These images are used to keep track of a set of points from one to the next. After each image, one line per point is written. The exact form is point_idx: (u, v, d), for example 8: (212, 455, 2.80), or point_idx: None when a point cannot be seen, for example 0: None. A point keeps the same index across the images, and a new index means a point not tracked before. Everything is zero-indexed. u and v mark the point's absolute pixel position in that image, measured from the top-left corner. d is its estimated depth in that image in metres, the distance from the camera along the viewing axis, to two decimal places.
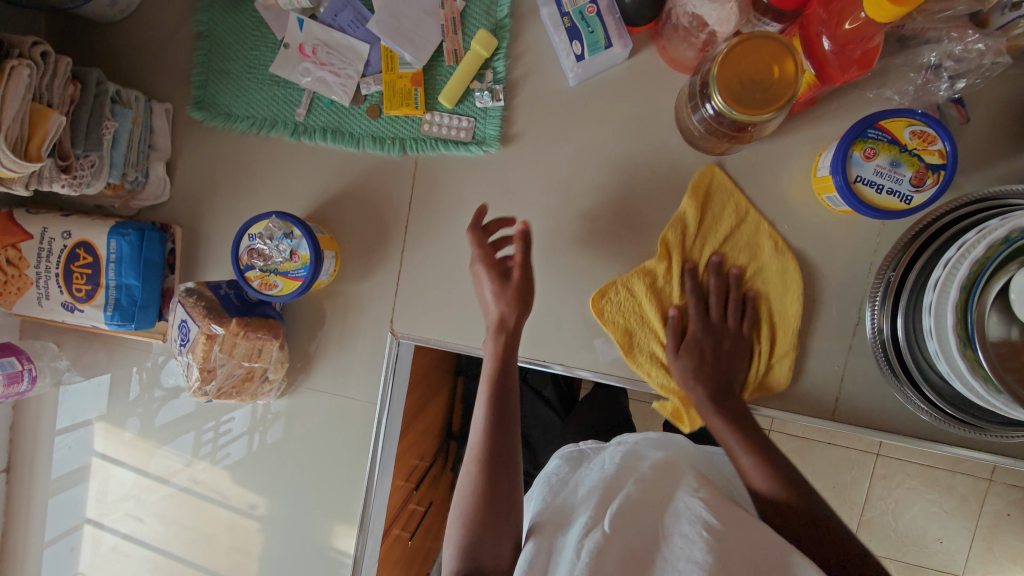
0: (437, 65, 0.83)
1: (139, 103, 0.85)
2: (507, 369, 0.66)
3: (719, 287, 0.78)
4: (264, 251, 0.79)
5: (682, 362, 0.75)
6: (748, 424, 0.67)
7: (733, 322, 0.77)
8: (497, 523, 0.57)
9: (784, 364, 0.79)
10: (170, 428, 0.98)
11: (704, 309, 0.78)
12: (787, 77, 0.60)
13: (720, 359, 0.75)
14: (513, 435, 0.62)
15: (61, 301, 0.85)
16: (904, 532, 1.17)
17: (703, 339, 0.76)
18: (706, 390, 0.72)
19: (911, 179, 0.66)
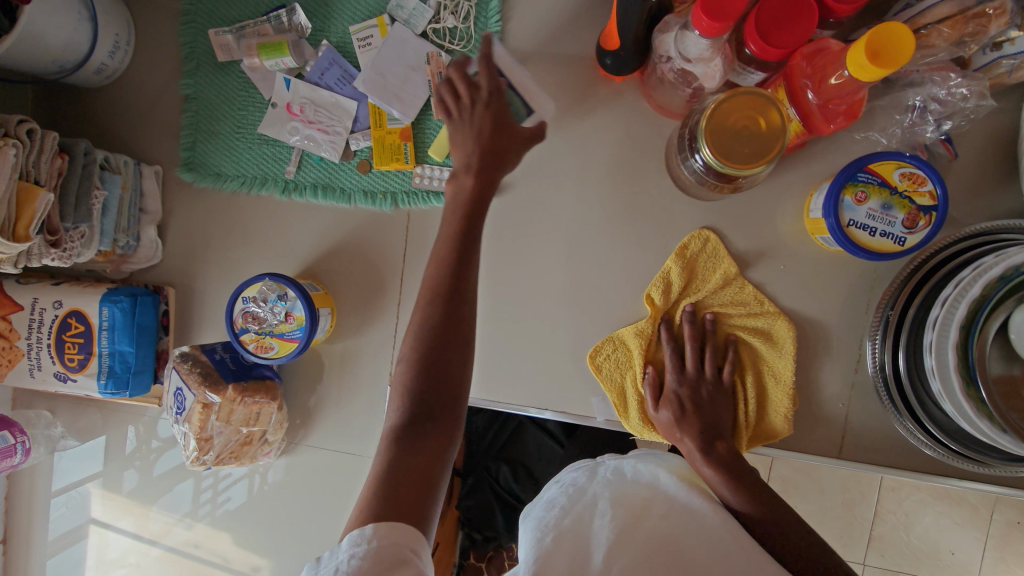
0: (426, 119, 0.83)
1: (129, 167, 0.85)
2: (478, 201, 0.66)
3: (694, 335, 0.79)
4: (259, 314, 0.79)
5: (667, 415, 0.76)
6: (739, 475, 0.66)
7: (711, 371, 0.78)
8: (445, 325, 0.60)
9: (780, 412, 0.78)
10: (166, 480, 0.96)
11: (681, 360, 0.79)
12: (774, 127, 0.61)
13: (702, 408, 0.75)
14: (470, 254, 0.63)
15: (54, 371, 0.84)
16: (920, 552, 1.15)
17: (684, 392, 0.77)
18: (692, 439, 0.72)
19: (904, 221, 0.66)
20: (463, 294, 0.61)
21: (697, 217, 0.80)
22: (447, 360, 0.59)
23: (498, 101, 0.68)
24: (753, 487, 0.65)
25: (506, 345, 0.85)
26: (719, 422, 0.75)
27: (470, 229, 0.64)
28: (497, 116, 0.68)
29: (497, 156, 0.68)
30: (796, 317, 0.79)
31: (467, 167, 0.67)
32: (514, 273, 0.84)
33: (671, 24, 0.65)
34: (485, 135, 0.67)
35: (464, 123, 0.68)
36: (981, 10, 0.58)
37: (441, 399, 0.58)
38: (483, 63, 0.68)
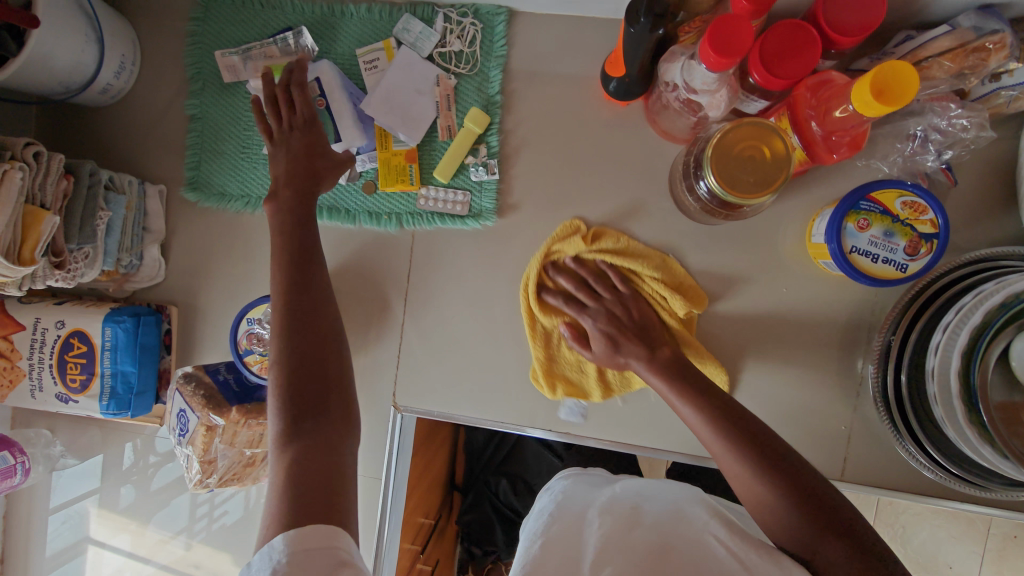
0: (431, 142, 0.84)
1: (133, 186, 0.85)
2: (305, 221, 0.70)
3: (573, 280, 0.79)
4: (263, 336, 0.79)
5: (602, 350, 0.75)
6: (687, 376, 0.67)
7: (607, 292, 0.78)
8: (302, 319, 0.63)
9: (676, 300, 0.78)
10: (164, 494, 0.95)
11: (579, 304, 0.78)
12: (778, 156, 0.62)
13: (629, 328, 0.75)
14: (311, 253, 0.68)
15: (55, 392, 0.84)
16: (920, 566, 1.15)
17: (602, 322, 0.75)
18: (638, 358, 0.72)
19: (906, 248, 0.67)
20: (316, 293, 0.65)
21: (701, 240, 0.80)
22: (315, 355, 0.61)
23: (310, 129, 0.73)
24: (697, 384, 0.65)
25: (511, 365, 0.85)
26: (649, 329, 0.75)
27: (298, 246, 0.68)
28: (312, 142, 0.73)
29: (310, 176, 0.72)
30: (799, 340, 0.80)
31: (284, 188, 0.71)
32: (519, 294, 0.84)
33: (677, 55, 0.65)
34: (296, 162, 0.72)
35: (280, 147, 0.73)
36: (980, 44, 0.60)
37: (323, 395, 0.60)
38: (301, 90, 0.73)
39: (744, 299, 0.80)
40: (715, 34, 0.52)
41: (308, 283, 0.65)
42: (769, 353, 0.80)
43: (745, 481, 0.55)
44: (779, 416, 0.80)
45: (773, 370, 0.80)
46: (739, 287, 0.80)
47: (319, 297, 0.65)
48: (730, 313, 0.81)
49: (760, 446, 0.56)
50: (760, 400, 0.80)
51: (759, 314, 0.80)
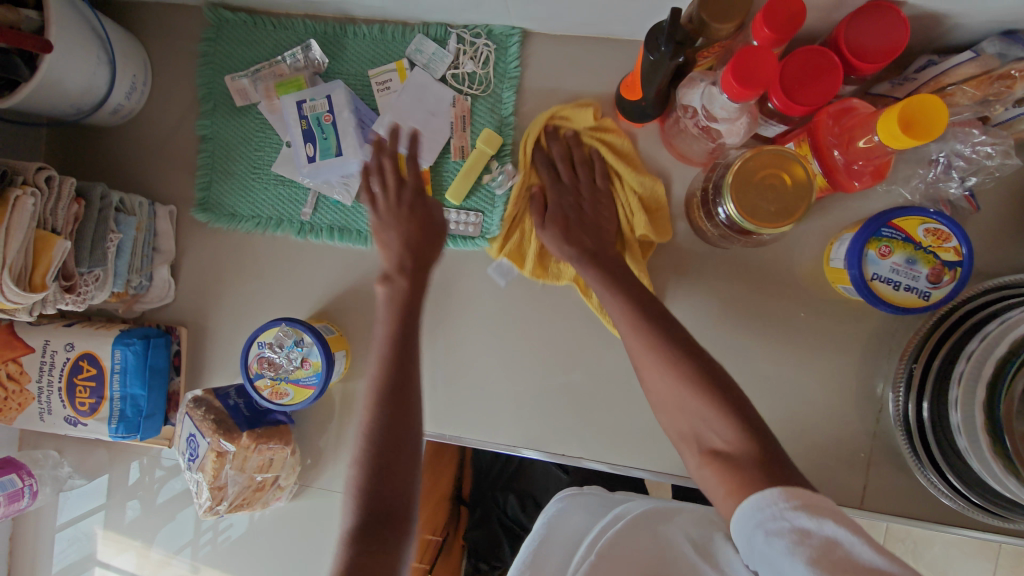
0: (444, 162, 0.83)
1: (143, 207, 0.84)
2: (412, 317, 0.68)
3: (563, 152, 0.79)
4: (274, 360, 0.78)
5: (554, 231, 0.74)
6: (618, 276, 0.68)
7: (585, 179, 0.77)
8: (397, 419, 0.60)
9: (639, 212, 0.77)
10: (171, 513, 0.94)
11: (556, 176, 0.78)
12: (799, 184, 0.61)
13: (586, 216, 0.75)
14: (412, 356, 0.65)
15: (64, 415, 0.83)
16: None
17: (565, 204, 0.76)
18: (579, 248, 0.72)
19: (928, 276, 0.66)
20: (404, 412, 0.61)
21: (717, 263, 0.79)
22: (397, 458, 0.59)
23: (416, 203, 0.75)
24: (623, 282, 0.67)
25: (524, 388, 0.84)
26: (606, 225, 0.75)
27: (404, 346, 0.65)
28: (417, 216, 0.75)
29: (420, 259, 0.73)
30: (816, 365, 0.79)
31: (397, 270, 0.72)
32: (532, 317, 0.84)
33: (696, 81, 0.64)
34: (413, 241, 0.74)
35: (389, 223, 0.75)
36: (1004, 71, 0.58)
37: (393, 504, 0.57)
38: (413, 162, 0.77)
39: (761, 323, 0.79)
40: (738, 66, 0.52)
41: (409, 388, 0.62)
42: (786, 378, 0.79)
43: (649, 371, 0.58)
44: (798, 443, 0.79)
45: (789, 394, 0.79)
46: (756, 310, 0.79)
47: (410, 415, 0.61)
48: (746, 337, 0.79)
49: (673, 341, 0.58)
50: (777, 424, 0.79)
51: (776, 338, 0.79)
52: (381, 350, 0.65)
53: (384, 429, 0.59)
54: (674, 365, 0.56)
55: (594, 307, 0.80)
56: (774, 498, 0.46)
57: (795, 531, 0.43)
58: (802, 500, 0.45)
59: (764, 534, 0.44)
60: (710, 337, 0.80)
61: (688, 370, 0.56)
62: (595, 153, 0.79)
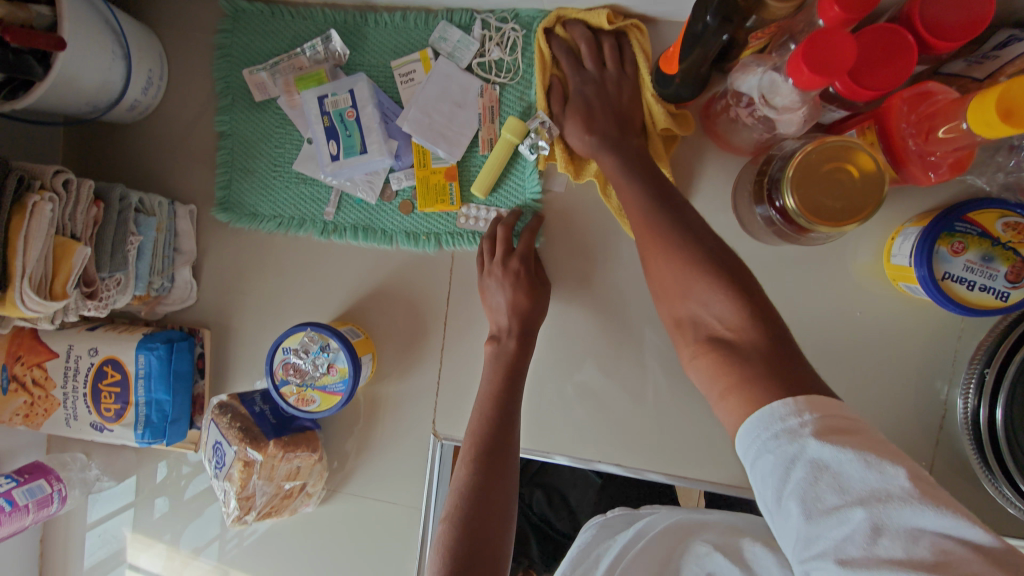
0: (471, 156, 0.79)
1: (163, 208, 0.82)
2: (513, 390, 0.70)
3: (582, 34, 0.73)
4: (300, 366, 0.75)
5: (573, 119, 0.71)
6: (641, 163, 0.64)
7: (610, 64, 0.72)
8: (495, 474, 0.62)
9: (659, 102, 0.71)
10: (202, 515, 0.94)
11: (577, 62, 0.73)
12: (867, 177, 0.55)
13: (610, 105, 0.70)
14: (511, 428, 0.67)
15: (90, 421, 0.82)
16: None
17: (586, 89, 0.71)
18: (601, 136, 0.68)
19: (1007, 274, 0.60)
20: (501, 476, 0.62)
21: (766, 259, 0.74)
22: (489, 516, 0.59)
23: (528, 268, 0.74)
24: (639, 169, 0.64)
25: (559, 391, 0.81)
26: (628, 115, 0.71)
27: (504, 409, 0.68)
28: (525, 282, 0.74)
29: (527, 327, 0.73)
30: (873, 367, 0.74)
31: (507, 331, 0.73)
32: (567, 318, 0.80)
33: (751, 66, 0.59)
34: (520, 307, 0.73)
35: (498, 287, 0.74)
36: None
37: (480, 560, 0.55)
38: (528, 232, 0.76)
39: (813, 323, 0.74)
40: (809, 52, 0.47)
41: (507, 461, 0.64)
42: (840, 382, 0.74)
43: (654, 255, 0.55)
44: None
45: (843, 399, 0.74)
46: (807, 309, 0.74)
47: (507, 478, 0.62)
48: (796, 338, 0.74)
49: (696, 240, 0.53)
50: None
51: (830, 338, 0.74)
52: (485, 405, 0.69)
53: (479, 491, 0.60)
54: (678, 248, 0.53)
55: (613, 207, 0.76)
56: (757, 428, 0.40)
57: (783, 456, 0.38)
58: (785, 413, 0.39)
59: (756, 474, 0.39)
60: None
61: (695, 253, 0.52)
62: (621, 41, 0.73)
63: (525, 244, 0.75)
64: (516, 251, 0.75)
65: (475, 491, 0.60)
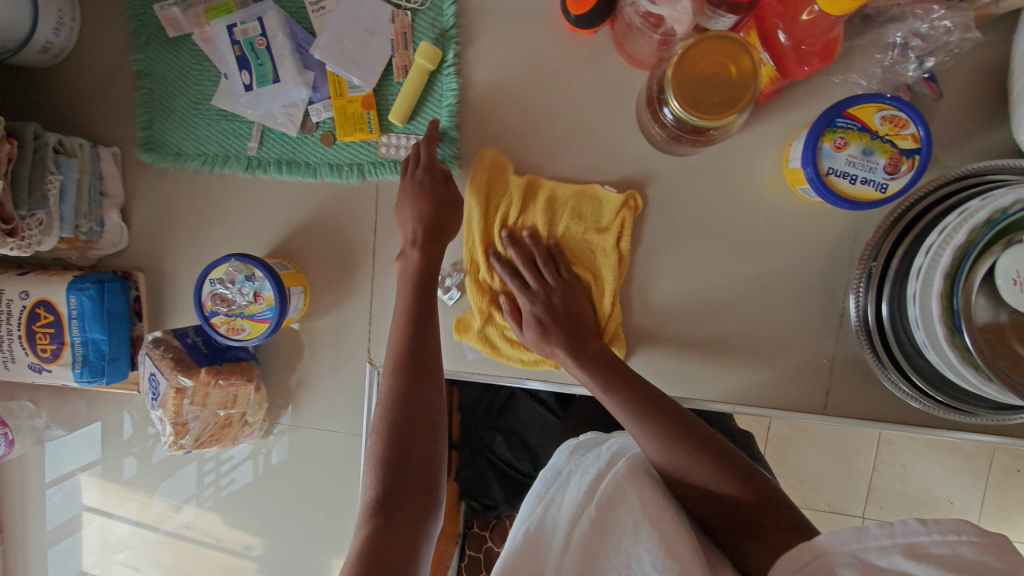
0: (387, 84, 0.80)
1: (85, 149, 0.82)
2: (425, 300, 0.72)
3: (521, 254, 0.77)
4: (227, 296, 0.77)
5: (531, 333, 0.75)
6: (608, 367, 0.69)
7: (550, 278, 0.77)
8: (417, 383, 0.66)
9: (611, 281, 0.77)
10: (170, 463, 0.96)
11: (523, 282, 0.77)
12: (744, 74, 0.58)
13: (563, 312, 0.75)
14: (428, 336, 0.70)
15: (28, 362, 0.83)
16: (922, 503, 1.20)
17: (539, 309, 0.75)
18: (562, 345, 0.73)
19: (886, 167, 0.63)
20: (424, 382, 0.66)
21: (675, 174, 0.76)
22: (417, 417, 0.63)
23: (432, 178, 0.75)
24: (618, 372, 0.69)
25: None
26: (580, 316, 0.75)
27: (416, 317, 0.71)
28: (431, 192, 0.75)
29: (433, 231, 0.75)
30: (781, 276, 0.76)
31: (412, 241, 0.75)
32: None
33: None
34: (422, 212, 0.75)
35: (403, 200, 0.75)
36: None
37: (412, 457, 0.60)
38: (427, 141, 0.76)
39: (723, 234, 0.77)
40: None
41: (428, 367, 0.67)
42: (751, 291, 0.77)
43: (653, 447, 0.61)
44: (761, 356, 0.78)
45: (754, 308, 0.77)
46: (716, 221, 0.76)
47: (428, 381, 0.66)
48: (707, 248, 0.77)
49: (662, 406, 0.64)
50: (743, 338, 0.78)
51: (739, 248, 0.77)
52: (400, 318, 0.71)
53: (404, 399, 0.64)
54: (680, 441, 0.60)
55: None
56: (848, 537, 0.42)
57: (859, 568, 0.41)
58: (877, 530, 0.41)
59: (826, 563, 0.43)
60: (669, 252, 0.78)
61: (695, 450, 0.59)
62: (551, 244, 0.78)
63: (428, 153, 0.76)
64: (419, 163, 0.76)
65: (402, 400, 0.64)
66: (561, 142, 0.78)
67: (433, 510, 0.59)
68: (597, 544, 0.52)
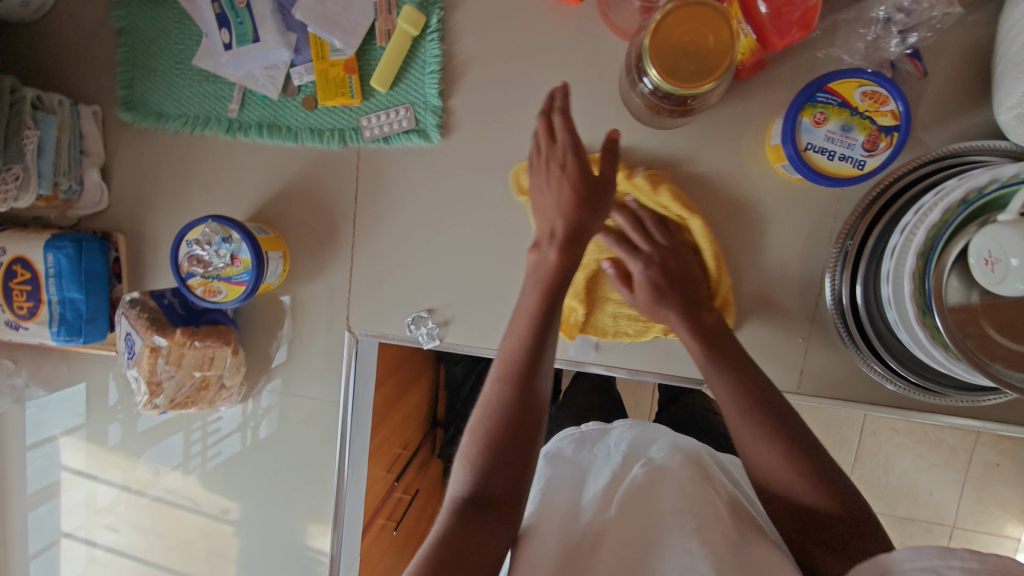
0: (370, 49, 0.79)
1: (65, 107, 0.81)
2: (553, 305, 0.62)
3: (625, 220, 0.74)
4: (203, 257, 0.77)
5: (642, 297, 0.71)
6: (725, 346, 0.65)
7: (662, 241, 0.73)
8: (527, 399, 0.58)
9: (711, 248, 0.73)
10: (152, 433, 0.96)
11: (630, 247, 0.73)
12: (722, 44, 0.57)
13: (675, 278, 0.71)
14: (547, 349, 0.61)
15: (6, 319, 0.84)
16: (900, 493, 1.22)
17: (653, 271, 0.71)
18: (676, 311, 0.69)
19: (864, 143, 0.63)
20: (533, 399, 0.58)
21: (658, 148, 0.76)
22: (518, 438, 0.56)
23: (572, 158, 0.65)
24: (740, 362, 0.64)
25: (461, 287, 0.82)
26: (694, 284, 0.71)
27: (539, 325, 0.61)
28: (575, 177, 0.65)
29: (576, 238, 0.64)
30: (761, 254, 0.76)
31: (551, 236, 0.64)
32: (469, 213, 0.81)
33: None
34: (569, 205, 0.64)
35: (546, 185, 0.66)
36: None
37: (502, 477, 0.54)
38: (561, 114, 0.66)
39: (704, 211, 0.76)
40: None
41: (538, 386, 0.59)
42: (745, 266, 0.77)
43: (753, 441, 0.58)
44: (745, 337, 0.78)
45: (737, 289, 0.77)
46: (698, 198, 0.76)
47: (538, 401, 0.59)
48: None
49: (774, 409, 0.59)
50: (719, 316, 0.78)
51: (719, 225, 0.76)
52: (523, 320, 0.62)
53: (510, 414, 0.57)
54: (780, 442, 0.56)
55: None
56: (929, 553, 0.35)
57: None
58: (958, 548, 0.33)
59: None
60: None
61: (795, 448, 0.56)
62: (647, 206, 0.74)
63: (565, 128, 0.66)
64: (551, 138, 0.67)
65: (505, 415, 0.56)
66: None
67: (512, 535, 0.52)
68: (615, 542, 0.50)
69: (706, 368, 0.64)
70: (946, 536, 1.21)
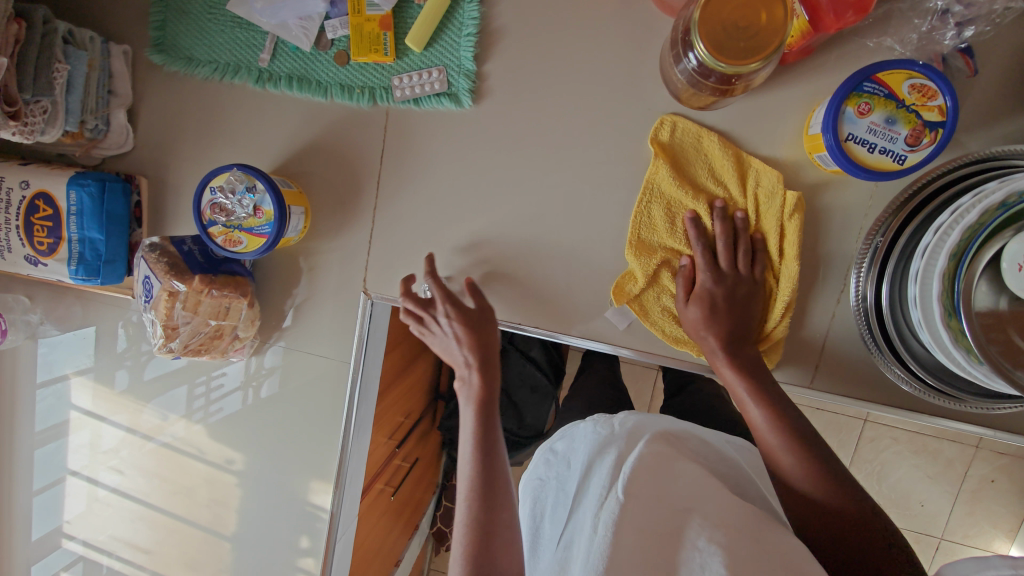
0: (408, 7, 0.77)
1: (95, 44, 0.80)
2: (491, 424, 0.72)
3: (724, 231, 0.72)
4: (226, 205, 0.76)
5: (695, 311, 0.71)
6: (762, 378, 0.66)
7: (744, 268, 0.72)
8: (492, 505, 0.64)
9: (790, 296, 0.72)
10: (160, 382, 0.97)
11: (712, 256, 0.73)
12: (774, 23, 0.56)
13: (734, 304, 0.70)
14: (498, 465, 0.68)
15: (24, 254, 0.84)
16: (892, 500, 1.23)
17: (715, 289, 0.71)
18: (718, 338, 0.69)
19: (907, 138, 0.62)
20: (500, 508, 0.64)
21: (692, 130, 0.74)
22: (495, 550, 0.60)
23: (456, 303, 0.75)
24: (778, 397, 0.64)
25: (480, 257, 0.82)
26: (750, 318, 0.71)
27: (484, 445, 0.70)
28: (465, 318, 0.75)
29: (487, 358, 0.76)
30: None
31: (468, 367, 0.76)
32: (493, 183, 0.80)
33: None
34: (468, 340, 0.75)
35: (444, 332, 0.77)
36: None
37: None
38: (434, 275, 0.76)
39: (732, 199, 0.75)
40: None
41: (504, 499, 0.65)
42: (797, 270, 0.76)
43: (790, 469, 0.58)
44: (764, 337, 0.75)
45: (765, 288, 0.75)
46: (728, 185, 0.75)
47: (506, 511, 0.64)
48: None
49: (811, 444, 0.59)
50: None
51: None
52: (469, 446, 0.70)
53: (483, 524, 0.62)
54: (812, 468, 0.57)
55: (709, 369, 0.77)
56: None
57: None
58: None
59: None
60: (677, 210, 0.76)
61: (831, 474, 0.57)
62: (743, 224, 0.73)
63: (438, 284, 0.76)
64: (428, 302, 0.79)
65: (480, 533, 0.61)
66: (580, 85, 0.76)
67: None
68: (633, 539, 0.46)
69: (744, 396, 0.65)
70: (932, 547, 1.22)
